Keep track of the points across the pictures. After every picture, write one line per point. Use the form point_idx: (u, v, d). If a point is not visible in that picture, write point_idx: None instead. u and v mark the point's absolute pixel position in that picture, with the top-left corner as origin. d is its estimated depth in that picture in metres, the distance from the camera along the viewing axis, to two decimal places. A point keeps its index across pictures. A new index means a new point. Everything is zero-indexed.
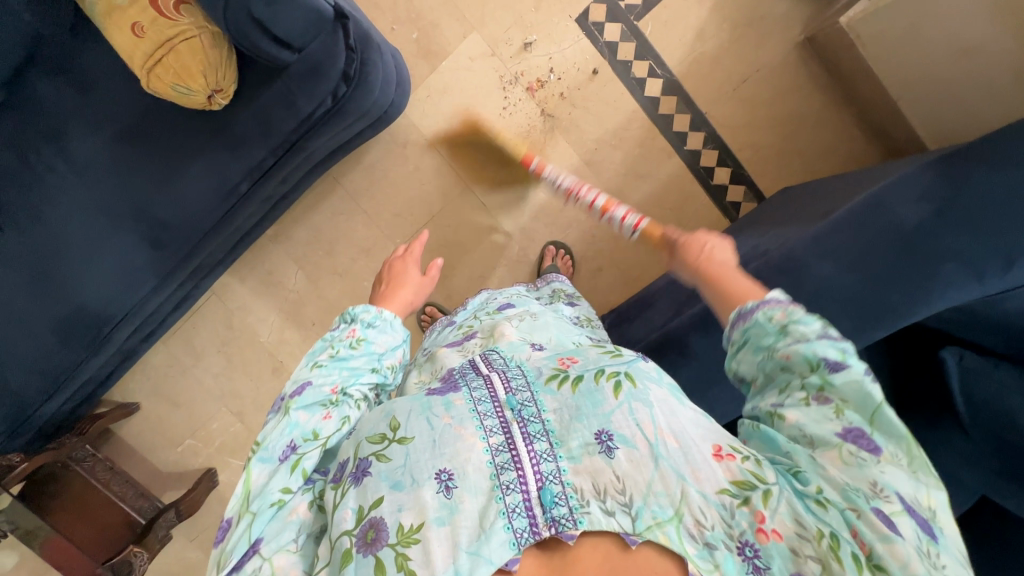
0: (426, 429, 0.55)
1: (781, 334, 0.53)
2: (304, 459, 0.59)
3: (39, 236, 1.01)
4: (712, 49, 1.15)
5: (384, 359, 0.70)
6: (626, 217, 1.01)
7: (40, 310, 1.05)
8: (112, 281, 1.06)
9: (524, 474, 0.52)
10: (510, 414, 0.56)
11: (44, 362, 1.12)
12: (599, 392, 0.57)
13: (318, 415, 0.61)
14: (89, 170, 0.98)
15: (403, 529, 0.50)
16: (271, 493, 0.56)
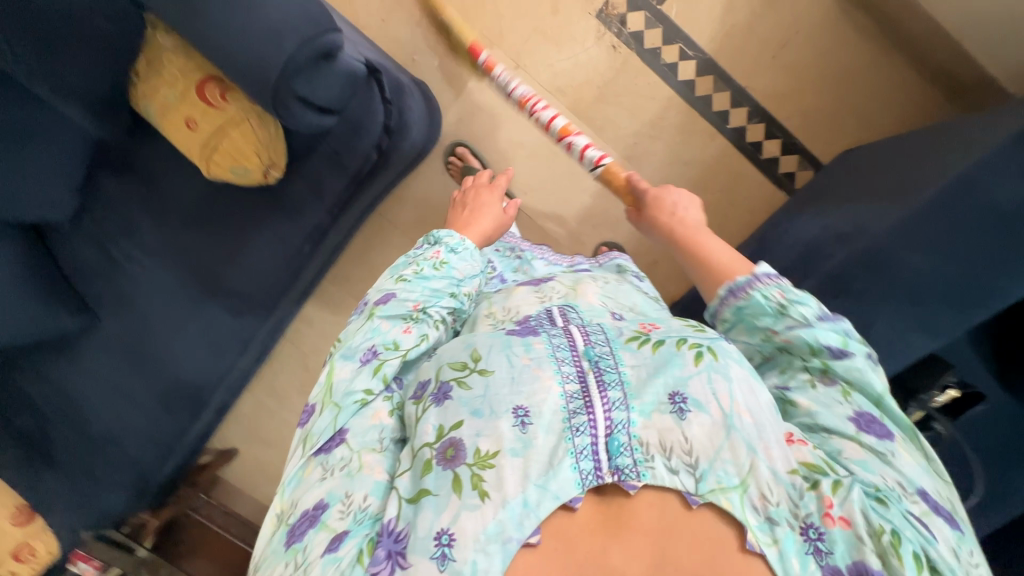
0: (506, 364, 0.57)
1: (780, 316, 0.62)
2: (384, 364, 0.64)
3: (134, 321, 1.10)
4: (744, 19, 1.09)
5: (462, 284, 0.77)
6: (586, 150, 0.94)
7: (145, 386, 1.16)
8: (202, 352, 1.14)
9: (595, 419, 0.54)
10: (588, 366, 0.58)
11: (154, 431, 1.22)
12: (679, 356, 0.57)
13: (399, 327, 0.68)
14: (165, 255, 1.04)
15: (480, 453, 0.53)
16: (359, 386, 0.63)
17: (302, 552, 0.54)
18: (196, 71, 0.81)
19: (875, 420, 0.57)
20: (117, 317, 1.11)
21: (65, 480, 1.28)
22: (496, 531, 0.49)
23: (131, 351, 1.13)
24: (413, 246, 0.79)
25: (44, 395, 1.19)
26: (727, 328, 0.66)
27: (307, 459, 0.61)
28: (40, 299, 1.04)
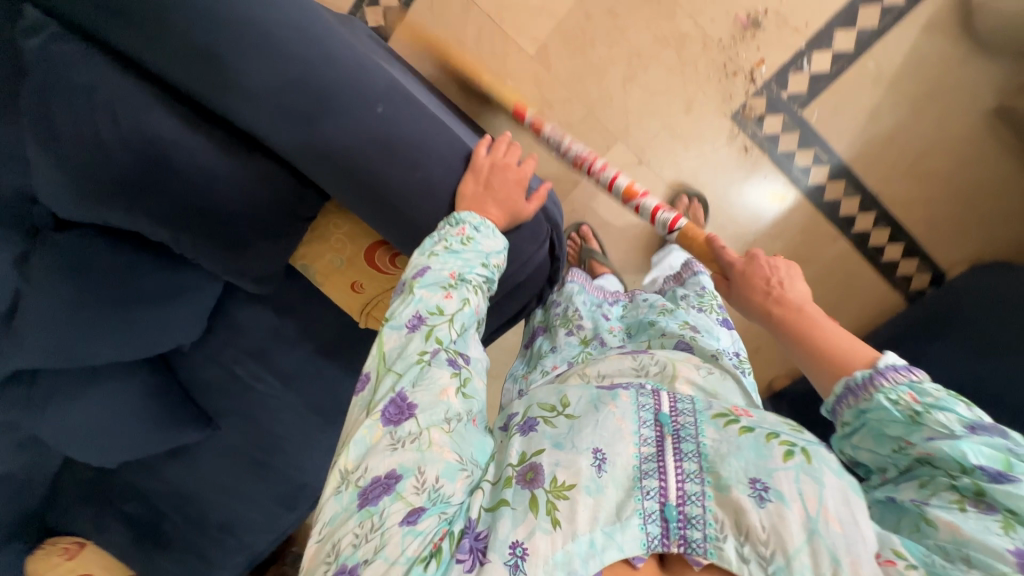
0: (592, 410, 0.52)
1: (916, 423, 0.48)
2: (436, 331, 0.55)
3: (257, 431, 1.10)
4: (886, 129, 1.05)
5: (492, 259, 0.62)
6: (657, 211, 0.82)
7: (266, 487, 1.17)
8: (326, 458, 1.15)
9: (667, 488, 0.48)
10: (667, 430, 0.51)
11: (271, 521, 1.24)
12: (766, 450, 0.47)
13: (440, 293, 0.57)
14: (295, 376, 1.03)
15: (556, 482, 0.47)
16: (415, 352, 0.54)
17: (375, 516, 0.47)
18: (366, 236, 0.76)
19: None
20: (239, 427, 1.09)
21: (176, 562, 1.29)
22: (566, 559, 0.44)
23: (253, 458, 1.13)
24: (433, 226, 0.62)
25: (156, 488, 1.19)
26: (848, 433, 0.53)
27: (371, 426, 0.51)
28: (161, 419, 1.02)
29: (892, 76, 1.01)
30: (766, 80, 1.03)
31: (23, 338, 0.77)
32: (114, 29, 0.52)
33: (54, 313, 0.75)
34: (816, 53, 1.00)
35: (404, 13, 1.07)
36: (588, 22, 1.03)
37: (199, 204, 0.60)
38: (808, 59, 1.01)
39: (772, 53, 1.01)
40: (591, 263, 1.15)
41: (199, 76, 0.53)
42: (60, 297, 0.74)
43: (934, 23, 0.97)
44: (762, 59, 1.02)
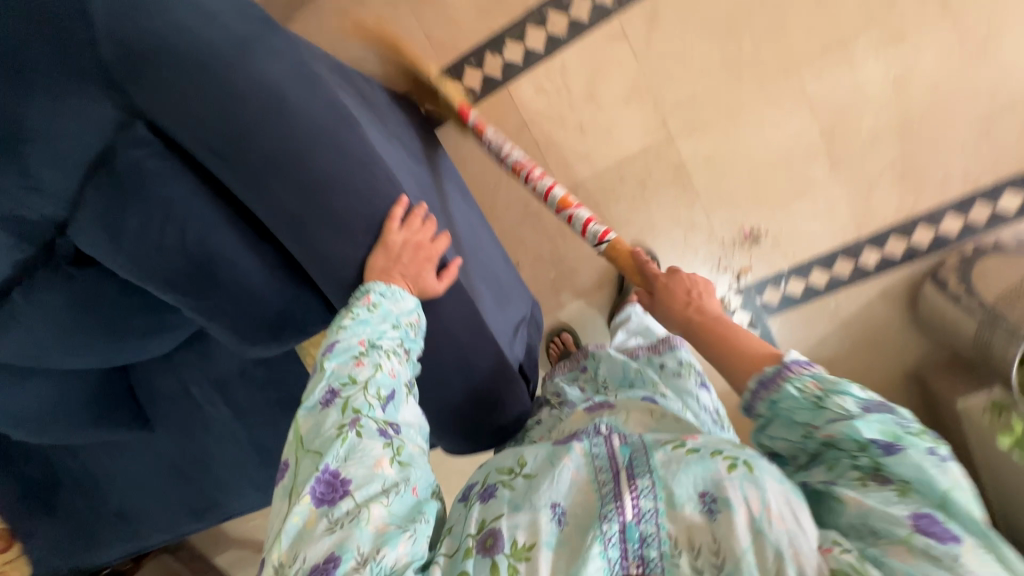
0: (548, 468, 0.56)
1: (818, 408, 0.48)
2: (351, 401, 0.54)
3: (191, 444, 1.11)
4: (826, 357, 1.19)
5: (403, 318, 0.59)
6: (587, 224, 0.80)
7: (180, 493, 1.17)
8: (247, 488, 1.16)
9: (623, 509, 0.51)
10: (622, 467, 0.55)
11: (170, 522, 1.24)
12: (711, 464, 0.50)
13: (351, 363, 0.56)
14: (246, 413, 1.04)
15: (517, 545, 0.51)
16: (332, 424, 0.53)
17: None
18: None
19: (937, 521, 0.42)
20: (174, 435, 1.10)
21: (59, 531, 1.27)
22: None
23: (177, 465, 1.13)
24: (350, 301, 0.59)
25: (65, 463, 1.17)
26: (763, 425, 0.53)
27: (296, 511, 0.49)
28: (99, 413, 1.01)
29: (844, 318, 1.16)
30: (748, 284, 1.15)
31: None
32: (224, 177, 0.54)
33: (48, 327, 0.75)
34: (794, 279, 1.14)
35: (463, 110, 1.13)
36: (619, 182, 1.12)
37: (237, 312, 0.64)
38: (786, 280, 1.14)
39: (760, 266, 1.14)
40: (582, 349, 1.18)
41: (292, 240, 0.57)
42: (57, 316, 0.74)
43: (888, 292, 1.13)
44: (750, 266, 1.14)
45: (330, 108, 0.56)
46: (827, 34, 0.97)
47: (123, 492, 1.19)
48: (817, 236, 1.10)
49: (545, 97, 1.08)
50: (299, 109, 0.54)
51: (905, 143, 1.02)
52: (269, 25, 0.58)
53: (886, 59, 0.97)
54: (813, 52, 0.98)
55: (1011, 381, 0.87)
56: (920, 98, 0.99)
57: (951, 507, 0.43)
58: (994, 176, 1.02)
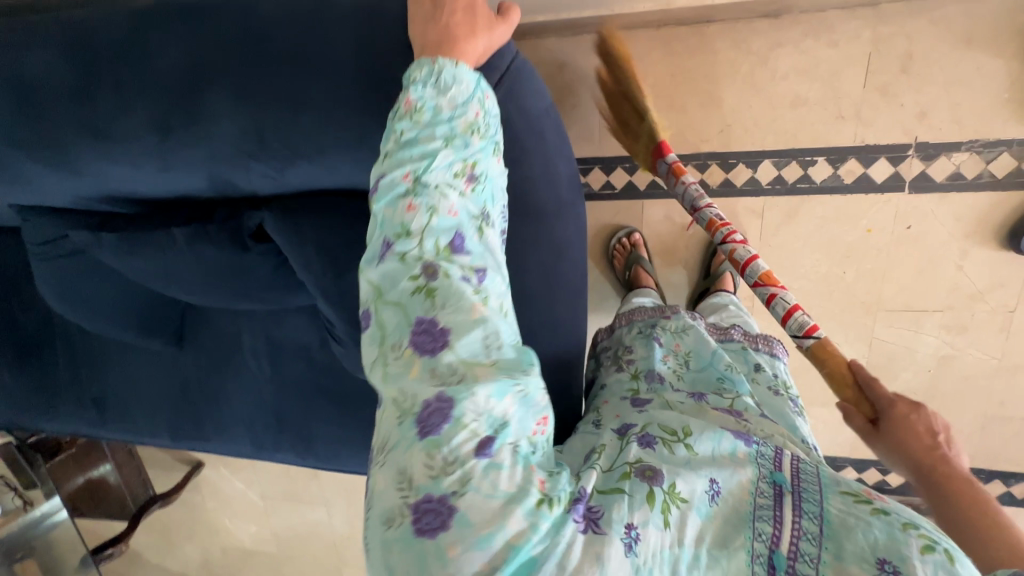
0: (714, 447, 0.58)
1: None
2: (407, 258, 0.50)
3: (210, 381, 1.09)
4: None
5: (453, 118, 0.54)
6: (794, 313, 0.77)
7: (169, 415, 1.14)
8: (233, 445, 1.13)
9: (779, 535, 0.51)
10: (783, 487, 0.55)
11: (139, 434, 1.18)
12: (902, 535, 0.48)
13: (402, 207, 0.52)
14: (280, 381, 1.04)
15: (675, 490, 0.52)
16: (413, 272, 0.50)
17: (442, 448, 0.46)
18: None
19: None
20: (201, 367, 1.08)
21: (20, 393, 1.20)
22: (672, 559, 0.49)
23: (185, 392, 1.11)
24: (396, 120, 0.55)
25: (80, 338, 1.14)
26: None
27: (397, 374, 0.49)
28: (146, 325, 0.98)
29: None
30: None
31: (133, 252, 0.76)
32: None
33: (188, 268, 0.77)
34: None
35: (594, 197, 1.18)
36: None
37: None
38: None
39: None
40: (636, 269, 1.13)
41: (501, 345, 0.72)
42: (207, 265, 0.76)
43: None
44: None
45: (579, 279, 0.75)
46: (913, 298, 1.10)
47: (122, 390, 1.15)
48: (819, 438, 1.26)
49: (669, 225, 1.17)
50: (568, 273, 0.73)
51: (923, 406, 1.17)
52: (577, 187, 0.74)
53: (945, 340, 1.11)
54: (896, 305, 1.11)
55: None
56: (953, 381, 1.14)
57: None
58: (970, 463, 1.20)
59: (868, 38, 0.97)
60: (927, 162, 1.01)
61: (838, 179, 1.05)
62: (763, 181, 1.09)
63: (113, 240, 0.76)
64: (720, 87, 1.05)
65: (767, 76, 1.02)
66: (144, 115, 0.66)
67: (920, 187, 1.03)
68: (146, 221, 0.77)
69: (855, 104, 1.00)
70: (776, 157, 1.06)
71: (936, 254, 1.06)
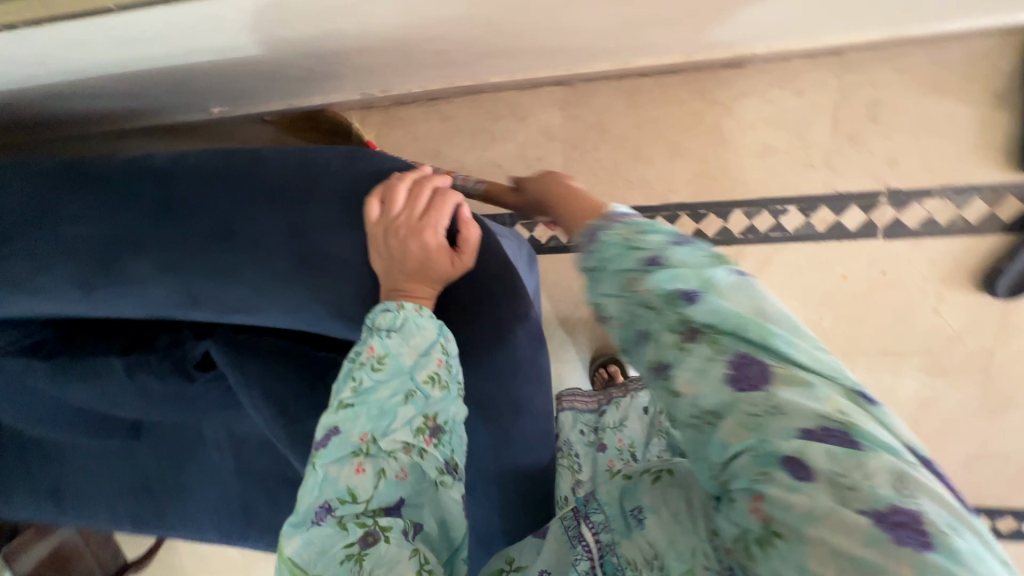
0: (533, 549, 0.54)
1: (631, 250, 0.40)
2: (347, 524, 0.43)
3: (172, 469, 1.03)
4: None
5: (416, 372, 0.50)
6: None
7: (129, 505, 1.07)
8: (196, 535, 1.07)
9: (590, 543, 0.47)
10: (579, 508, 0.50)
11: (96, 525, 1.11)
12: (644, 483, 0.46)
13: (349, 467, 0.45)
14: (242, 467, 0.99)
15: None
16: (348, 536, 0.43)
17: None
18: None
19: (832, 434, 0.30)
20: (163, 455, 1.03)
21: None
22: None
23: (146, 480, 1.05)
24: (352, 360, 0.50)
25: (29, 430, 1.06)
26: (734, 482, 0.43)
27: None
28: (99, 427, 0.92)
29: None
30: None
31: (70, 382, 0.70)
32: None
33: (131, 399, 0.70)
34: None
35: (563, 252, 1.15)
36: None
37: None
38: None
39: None
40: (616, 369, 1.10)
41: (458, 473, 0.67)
42: (150, 395, 0.69)
43: None
44: None
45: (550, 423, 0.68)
46: (892, 343, 1.07)
47: (78, 478, 1.08)
48: None
49: None
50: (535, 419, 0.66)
51: None
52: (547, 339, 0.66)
53: (925, 383, 1.09)
54: (876, 350, 1.08)
55: None
56: (936, 423, 1.11)
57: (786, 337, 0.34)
58: None
59: (833, 87, 0.95)
60: (899, 208, 0.99)
61: (812, 227, 1.03)
62: (735, 231, 1.05)
63: (49, 368, 0.70)
64: (688, 138, 1.01)
65: (734, 126, 0.99)
66: (74, 251, 0.61)
67: (893, 234, 1.00)
68: (84, 347, 0.70)
69: (824, 152, 0.98)
70: (748, 206, 1.03)
71: (913, 298, 1.04)
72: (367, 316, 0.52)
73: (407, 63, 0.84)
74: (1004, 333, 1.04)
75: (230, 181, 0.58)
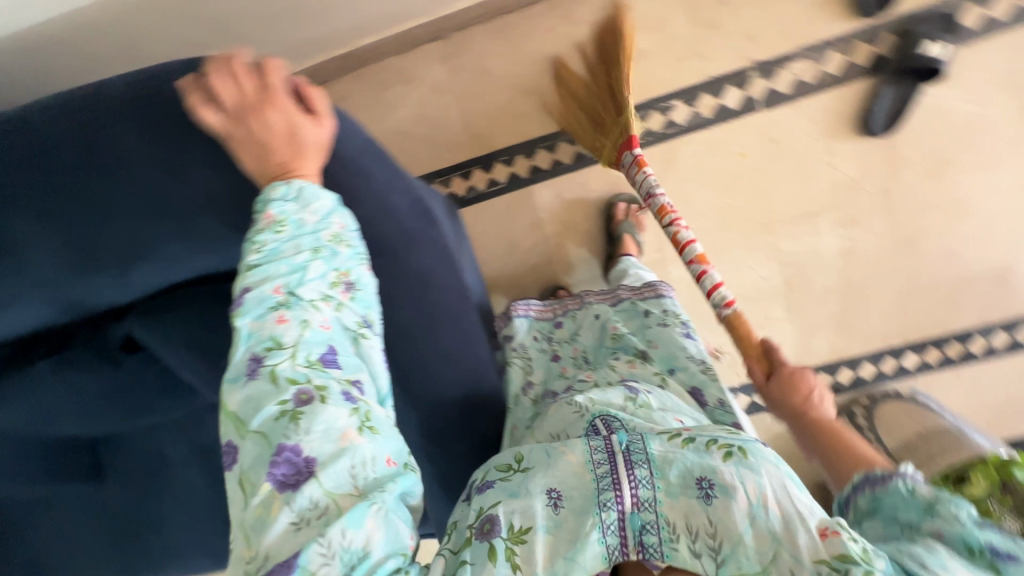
0: (544, 456, 0.65)
1: (923, 512, 0.53)
2: (277, 370, 0.52)
3: (142, 505, 0.99)
4: None
5: (318, 232, 0.58)
6: (717, 288, 0.84)
7: (107, 558, 1.02)
8: (190, 562, 1.04)
9: (622, 497, 0.60)
10: (616, 447, 0.63)
11: None
12: (708, 452, 0.60)
13: (273, 321, 0.54)
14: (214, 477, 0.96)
15: (514, 528, 0.59)
16: (279, 381, 0.52)
17: (293, 506, 0.47)
18: None
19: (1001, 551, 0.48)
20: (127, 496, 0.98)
21: None
22: None
23: (116, 528, 1.00)
24: (257, 233, 0.57)
25: None
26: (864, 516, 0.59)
27: (263, 485, 0.48)
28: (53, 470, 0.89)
29: None
30: None
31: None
32: None
33: (63, 405, 0.69)
34: None
35: (483, 199, 1.17)
36: None
37: None
38: None
39: None
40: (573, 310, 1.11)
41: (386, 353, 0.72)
42: (93, 391, 0.69)
43: None
44: None
45: (461, 294, 0.76)
46: (801, 204, 1.15)
47: (30, 553, 1.00)
48: None
49: (562, 203, 1.16)
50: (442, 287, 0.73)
51: (846, 301, 1.22)
52: (433, 215, 0.75)
53: (840, 234, 1.17)
54: (789, 215, 1.16)
55: None
56: (861, 269, 1.19)
57: (979, 539, 0.49)
58: (905, 340, 1.24)
59: None
60: (770, 78, 1.07)
61: (700, 115, 1.09)
62: None
63: None
64: (566, 60, 1.08)
65: None
66: None
67: (773, 100, 1.08)
68: None
69: (689, 44, 1.06)
70: (637, 110, 1.10)
71: (806, 158, 1.11)
72: (261, 193, 0.59)
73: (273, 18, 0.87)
74: (894, 170, 1.12)
75: (70, 120, 0.58)
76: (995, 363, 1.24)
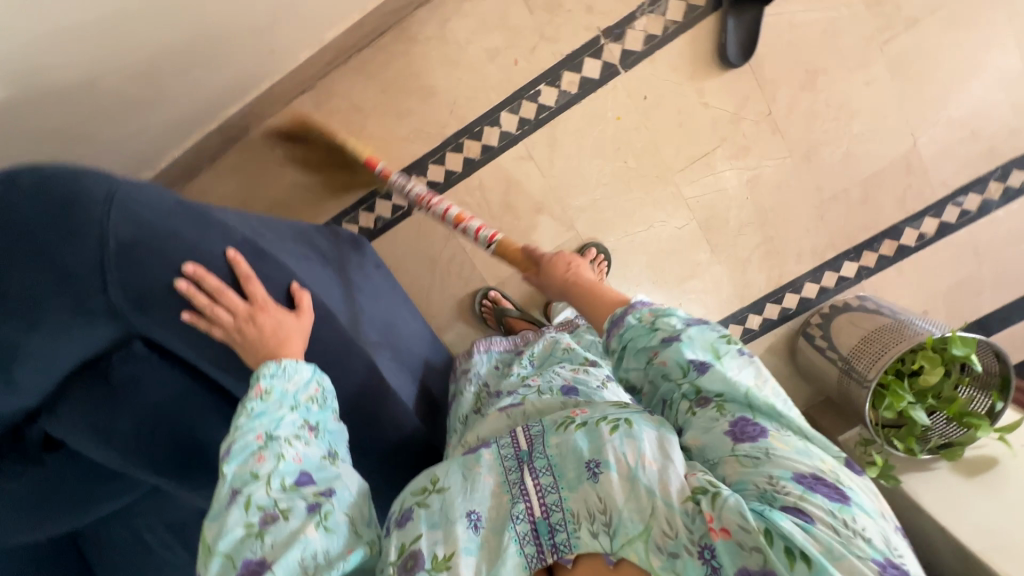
0: (459, 479, 0.57)
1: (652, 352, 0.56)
2: (250, 500, 0.56)
3: None
4: None
5: (299, 394, 0.65)
6: (479, 230, 0.95)
7: None
8: None
9: (532, 505, 0.53)
10: (524, 459, 0.57)
11: None
12: (595, 431, 0.55)
13: (249, 460, 0.59)
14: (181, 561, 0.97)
15: (437, 558, 0.51)
16: (249, 511, 0.56)
17: None
18: None
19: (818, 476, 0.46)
20: None
21: None
22: None
23: None
24: (247, 395, 0.64)
25: None
26: (618, 357, 0.60)
27: None
28: None
29: None
30: None
31: None
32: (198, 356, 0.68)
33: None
34: None
35: (392, 227, 1.22)
36: None
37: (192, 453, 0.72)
38: None
39: None
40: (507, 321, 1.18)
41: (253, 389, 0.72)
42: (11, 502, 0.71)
43: (773, 347, 1.31)
44: None
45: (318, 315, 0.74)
46: (690, 149, 1.17)
47: None
48: (710, 307, 1.27)
49: (466, 211, 1.20)
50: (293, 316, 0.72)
51: (766, 230, 1.23)
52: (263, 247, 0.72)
53: (737, 168, 1.19)
54: (682, 163, 1.18)
55: (870, 423, 1.06)
56: (768, 195, 1.20)
57: (757, 402, 0.51)
58: (835, 252, 1.24)
59: None
60: (620, 42, 1.11)
61: (567, 93, 1.14)
62: (512, 129, 1.16)
63: None
64: (428, 77, 1.13)
65: (454, 48, 1.11)
66: None
67: (629, 63, 1.12)
68: None
69: (537, 30, 1.11)
70: (508, 105, 1.14)
71: (679, 106, 1.15)
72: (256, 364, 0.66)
73: (132, 113, 0.93)
74: (768, 94, 1.15)
75: None
76: (930, 250, 1.24)
